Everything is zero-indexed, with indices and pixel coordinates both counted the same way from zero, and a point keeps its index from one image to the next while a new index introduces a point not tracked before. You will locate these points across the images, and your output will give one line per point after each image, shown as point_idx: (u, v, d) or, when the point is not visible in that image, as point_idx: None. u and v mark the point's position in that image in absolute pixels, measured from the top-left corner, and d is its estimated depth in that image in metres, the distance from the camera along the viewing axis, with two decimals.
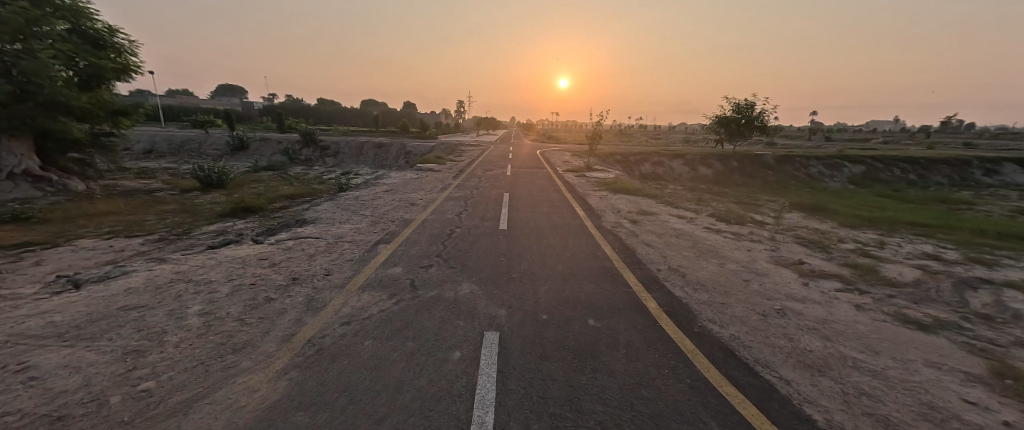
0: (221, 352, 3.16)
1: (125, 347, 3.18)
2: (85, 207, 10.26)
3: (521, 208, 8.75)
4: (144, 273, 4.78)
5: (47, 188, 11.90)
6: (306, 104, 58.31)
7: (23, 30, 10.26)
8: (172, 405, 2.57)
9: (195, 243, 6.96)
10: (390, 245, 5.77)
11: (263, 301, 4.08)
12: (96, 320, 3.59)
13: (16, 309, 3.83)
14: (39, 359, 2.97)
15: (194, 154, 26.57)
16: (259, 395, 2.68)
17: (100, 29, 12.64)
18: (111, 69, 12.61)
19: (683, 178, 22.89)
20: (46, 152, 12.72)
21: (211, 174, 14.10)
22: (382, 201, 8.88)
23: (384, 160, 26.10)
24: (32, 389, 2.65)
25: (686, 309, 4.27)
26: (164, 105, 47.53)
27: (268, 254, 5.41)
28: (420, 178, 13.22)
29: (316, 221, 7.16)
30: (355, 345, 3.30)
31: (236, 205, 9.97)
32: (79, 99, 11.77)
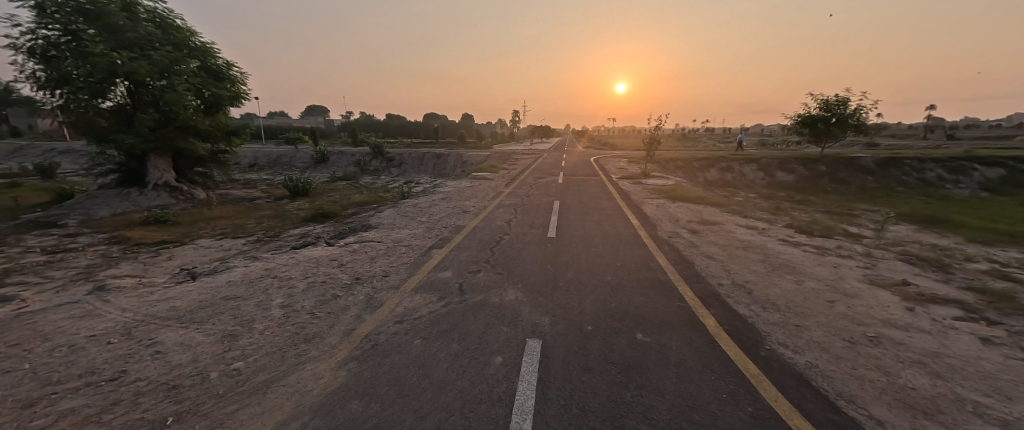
0: (295, 341, 3.58)
1: (224, 331, 3.76)
2: (205, 213, 12.30)
3: (572, 216, 8.66)
4: (242, 269, 5.61)
5: (178, 195, 14.45)
6: (376, 121, 63.84)
7: (167, 69, 12.84)
8: (256, 383, 2.98)
9: (282, 244, 8.00)
10: (442, 250, 6.08)
11: (331, 297, 4.54)
12: (204, 307, 4.30)
13: (151, 294, 4.74)
14: (164, 336, 3.63)
15: (286, 167, 30.44)
16: (323, 382, 3.00)
17: (221, 64, 15.25)
18: (227, 97, 15.00)
19: (756, 185, 20.77)
20: (180, 167, 15.48)
21: (298, 184, 16.04)
22: (438, 208, 9.39)
23: (443, 170, 27.45)
24: (158, 360, 3.25)
25: (752, 330, 3.86)
26: (265, 125, 55.41)
27: (338, 255, 6.02)
28: (474, 185, 13.79)
29: (378, 227, 7.78)
30: (406, 343, 3.52)
31: (316, 211, 11.26)
32: (203, 122, 14.13)
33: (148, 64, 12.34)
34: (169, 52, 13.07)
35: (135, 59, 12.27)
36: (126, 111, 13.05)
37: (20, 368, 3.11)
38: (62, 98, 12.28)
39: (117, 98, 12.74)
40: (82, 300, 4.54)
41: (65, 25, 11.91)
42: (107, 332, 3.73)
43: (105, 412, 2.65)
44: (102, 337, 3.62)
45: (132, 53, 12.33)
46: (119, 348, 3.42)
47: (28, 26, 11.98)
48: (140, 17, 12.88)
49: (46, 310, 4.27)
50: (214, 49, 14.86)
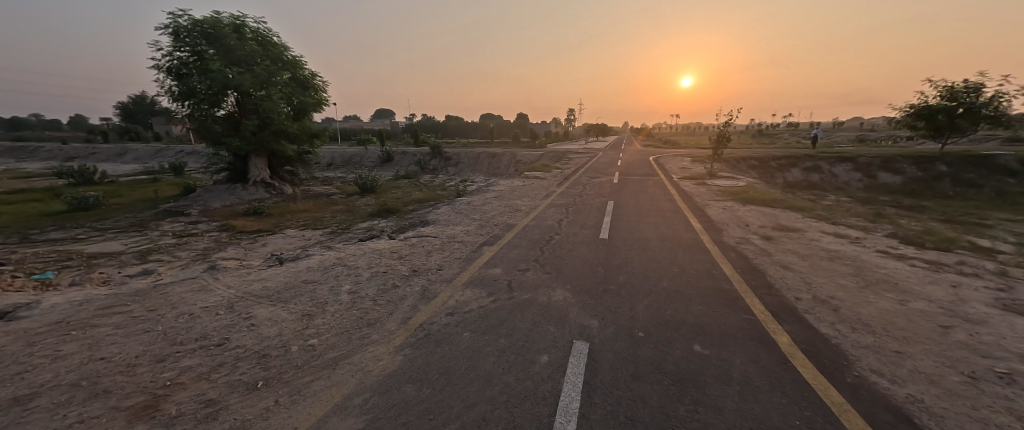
0: (360, 324, 3.92)
1: (302, 311, 4.23)
2: (291, 206, 13.91)
3: (628, 217, 8.31)
4: (318, 257, 6.25)
5: (271, 191, 16.52)
6: (437, 122, 67.07)
7: (266, 80, 14.75)
8: (326, 359, 3.32)
9: (351, 236, 8.78)
10: (493, 247, 6.20)
11: (390, 287, 4.87)
12: (287, 288, 4.87)
13: (248, 275, 5.50)
14: (256, 312, 4.20)
15: (358, 166, 33.25)
16: (381, 364, 3.25)
17: (308, 75, 17.10)
18: (312, 104, 16.79)
19: (849, 187, 18.16)
20: (274, 166, 17.65)
21: (366, 181, 17.44)
22: (490, 206, 9.61)
23: (498, 168, 27.99)
24: (251, 332, 3.76)
25: (835, 352, 3.39)
26: (341, 129, 61.15)
27: (398, 248, 6.44)
28: (527, 184, 13.87)
29: (434, 223, 8.18)
30: (456, 335, 3.67)
31: (381, 207, 12.16)
32: (292, 127, 16.00)
33: (251, 77, 14.30)
34: (267, 66, 15.01)
35: (242, 73, 14.30)
36: (234, 117, 15.25)
37: (155, 329, 3.79)
38: (189, 108, 14.72)
39: (228, 107, 14.95)
40: (198, 277, 5.41)
41: (192, 47, 14.26)
42: (215, 305, 4.39)
43: (212, 372, 3.12)
44: (211, 309, 4.28)
45: (240, 68, 14.37)
46: (223, 319, 4.02)
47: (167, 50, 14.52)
48: (247, 37, 14.97)
49: (173, 283, 5.14)
50: (302, 61, 16.72)
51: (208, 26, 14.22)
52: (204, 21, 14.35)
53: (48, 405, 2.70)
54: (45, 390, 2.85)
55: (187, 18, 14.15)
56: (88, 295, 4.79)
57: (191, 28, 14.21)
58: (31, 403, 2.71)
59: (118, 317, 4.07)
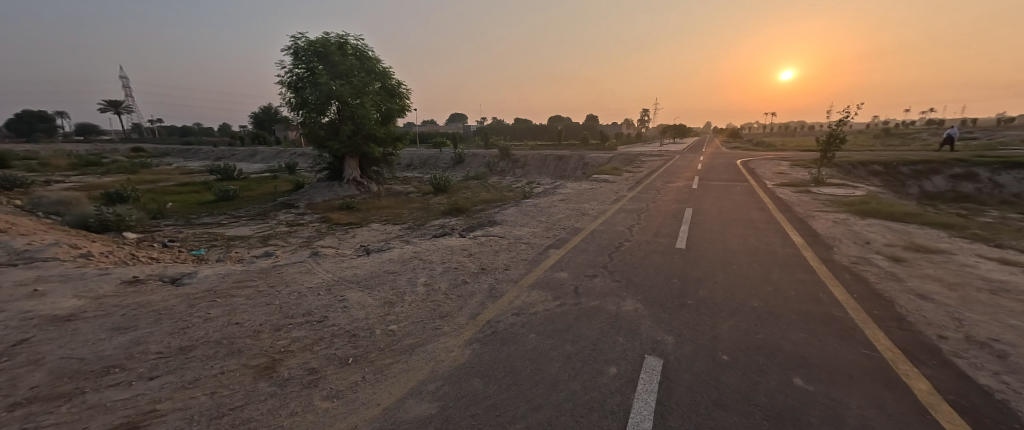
0: (434, 316, 4.17)
1: (383, 298, 4.61)
2: (375, 203, 15.32)
3: (708, 226, 7.63)
4: (397, 250, 6.79)
5: (359, 188, 18.38)
6: (506, 125, 68.95)
7: (360, 90, 16.52)
8: (404, 344, 3.59)
9: (425, 232, 9.38)
10: (559, 250, 6.14)
11: (460, 282, 5.11)
12: (371, 276, 5.37)
13: (341, 262, 6.19)
14: (347, 295, 4.70)
15: (432, 167, 35.43)
16: (452, 355, 3.41)
17: (396, 84, 18.72)
18: (397, 110, 18.32)
19: (1011, 199, 14.44)
20: (364, 167, 19.55)
21: (440, 181, 18.51)
22: (557, 209, 9.55)
23: (564, 171, 27.69)
24: (342, 312, 4.22)
25: (996, 407, 2.66)
26: (419, 133, 65.92)
27: (467, 246, 6.72)
28: (595, 188, 13.50)
29: (502, 223, 8.36)
30: (522, 335, 3.70)
31: (452, 206, 12.81)
32: (379, 131, 17.64)
33: (349, 88, 16.17)
34: (363, 77, 16.85)
35: (343, 85, 16.25)
36: (334, 123, 17.31)
37: (273, 302, 4.45)
38: (300, 117, 17.10)
39: (330, 115, 17.04)
40: (304, 261, 6.24)
41: (306, 64, 16.60)
42: (317, 286, 5.01)
43: (315, 344, 3.56)
44: (314, 289, 4.89)
45: (341, 81, 16.35)
46: (321, 299, 4.57)
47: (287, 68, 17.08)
48: (348, 53, 16.97)
49: (286, 265, 6.00)
50: (391, 72, 18.37)
51: (319, 46, 16.46)
52: (316, 42, 16.65)
53: (201, 356, 3.31)
54: (200, 343, 3.51)
55: (304, 39, 16.55)
56: (225, 269, 5.82)
57: (306, 47, 16.57)
58: (190, 353, 3.35)
59: (248, 288, 4.87)
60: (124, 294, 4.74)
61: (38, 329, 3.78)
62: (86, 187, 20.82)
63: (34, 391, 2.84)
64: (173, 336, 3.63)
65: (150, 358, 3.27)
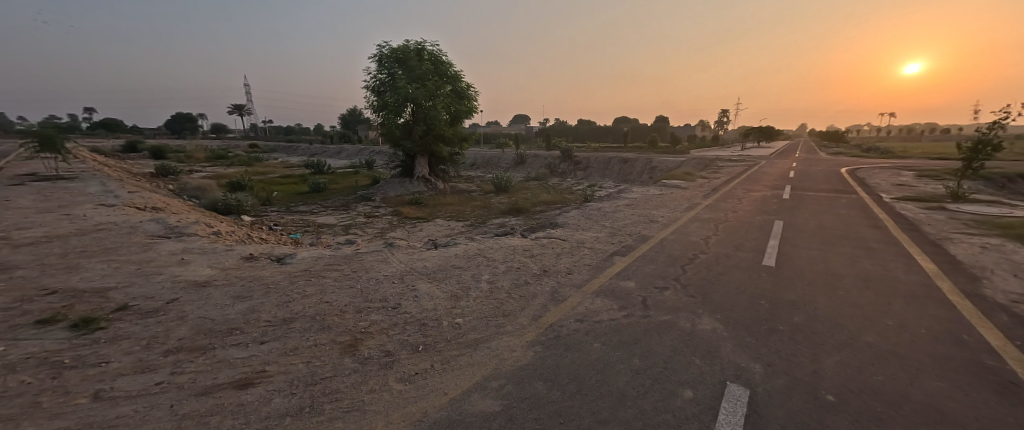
0: (498, 314, 4.25)
1: (450, 292, 4.82)
2: (440, 199, 16.09)
3: (799, 242, 6.76)
4: (462, 246, 7.05)
5: (426, 185, 19.46)
6: (569, 127, 68.38)
7: (432, 92, 17.54)
8: (469, 339, 3.71)
9: (488, 230, 9.64)
10: (625, 258, 5.91)
11: (522, 282, 5.14)
12: (439, 270, 5.64)
13: (413, 253, 6.61)
14: (418, 285, 5.00)
15: (494, 167, 36.36)
16: (516, 355, 3.44)
17: (465, 86, 19.49)
18: (465, 112, 19.08)
19: None
20: (432, 165, 20.65)
21: (502, 181, 18.89)
22: (623, 214, 9.21)
23: (629, 174, 26.60)
24: (414, 302, 4.49)
25: None
26: (483, 133, 68.00)
27: (530, 246, 6.76)
28: (664, 193, 12.78)
29: (564, 226, 8.29)
30: (586, 343, 3.60)
31: (514, 206, 13.02)
32: (447, 131, 18.53)
33: (423, 91, 17.26)
34: (436, 81, 17.83)
35: (418, 88, 17.37)
36: (408, 124, 18.56)
37: (356, 286, 4.89)
38: (379, 118, 18.61)
39: (405, 116, 18.30)
40: (380, 250, 6.77)
41: (387, 70, 18.05)
42: (392, 274, 5.40)
43: (390, 328, 3.83)
44: (389, 278, 5.27)
45: (416, 84, 17.49)
46: (396, 287, 4.91)
47: (371, 74, 18.72)
48: (424, 58, 18.09)
49: (365, 252, 6.57)
50: (461, 75, 19.20)
51: (399, 53, 17.79)
52: (397, 49, 18.02)
53: (298, 328, 3.74)
54: (297, 317, 3.97)
55: (387, 47, 18.00)
56: (317, 252, 6.55)
57: (388, 54, 18.00)
58: (290, 324, 3.81)
59: (336, 271, 5.41)
60: (240, 268, 5.56)
61: (184, 291, 4.62)
62: (215, 176, 25.12)
63: (181, 342, 3.47)
64: (278, 308, 4.17)
65: (261, 325, 3.79)
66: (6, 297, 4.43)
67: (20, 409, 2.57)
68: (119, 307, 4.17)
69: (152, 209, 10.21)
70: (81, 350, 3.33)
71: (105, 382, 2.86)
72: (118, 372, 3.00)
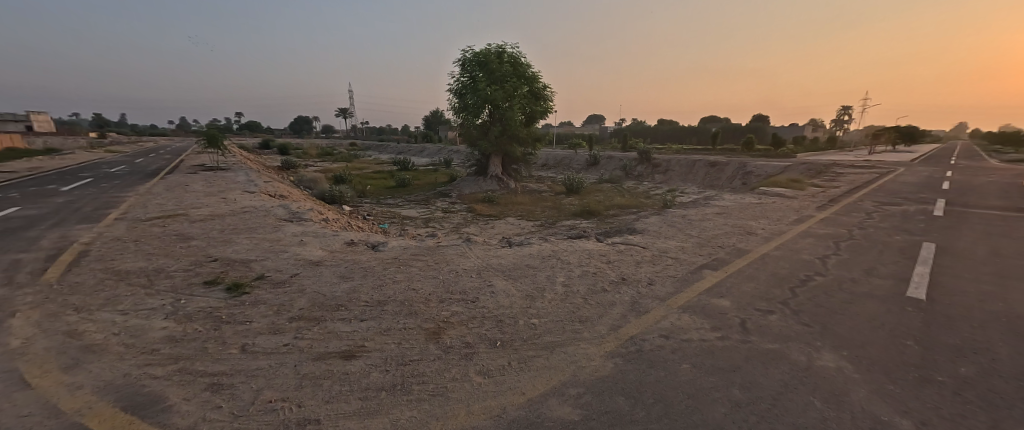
0: (574, 319, 4.12)
1: (525, 291, 4.82)
2: (511, 198, 16.35)
3: (952, 272, 5.43)
4: (537, 246, 7.05)
5: (499, 184, 19.94)
6: (647, 128, 64.78)
7: (510, 94, 17.96)
8: (545, 341, 3.64)
9: (560, 232, 9.52)
10: (716, 273, 5.35)
11: (600, 289, 4.93)
12: (515, 268, 5.70)
13: (489, 250, 6.78)
14: (494, 282, 5.09)
15: (565, 168, 35.93)
16: (594, 364, 3.28)
17: (542, 87, 19.50)
18: (540, 112, 19.15)
19: None
20: (505, 165, 21.09)
21: (573, 182, 18.60)
22: (712, 224, 8.40)
23: (716, 180, 24.20)
24: (491, 297, 4.57)
25: None
26: (555, 134, 67.65)
27: (606, 252, 6.50)
28: (762, 202, 11.37)
29: (643, 232, 7.83)
30: (673, 361, 3.31)
31: (587, 209, 12.70)
32: (522, 131, 18.79)
33: (501, 93, 17.80)
34: (514, 82, 18.20)
35: (496, 90, 17.95)
36: (485, 124, 19.23)
37: (438, 276, 5.16)
38: (459, 119, 19.59)
39: (483, 117, 19.01)
40: (459, 244, 7.07)
41: (469, 73, 18.92)
42: (470, 268, 5.59)
43: (469, 321, 3.95)
44: (467, 271, 5.46)
45: (495, 86, 18.06)
46: (474, 282, 5.05)
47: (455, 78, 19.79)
48: (504, 60, 18.55)
49: (445, 246, 6.92)
50: (539, 76, 19.29)
51: (481, 56, 18.53)
52: (479, 53, 18.79)
53: (390, 311, 4.05)
54: (389, 301, 4.30)
55: (470, 52, 18.87)
56: (403, 242, 7.08)
57: (471, 58, 18.83)
58: (384, 307, 4.14)
59: (421, 261, 5.78)
60: (341, 251, 6.25)
61: (303, 267, 5.35)
62: (322, 169, 28.95)
63: (300, 311, 4.00)
64: (374, 290, 4.58)
65: (360, 304, 4.19)
66: (184, 260, 5.63)
67: (194, 351, 3.23)
68: (258, 276, 5.00)
69: (278, 195, 12.12)
70: (232, 309, 4.05)
71: (248, 338, 3.43)
72: (256, 331, 3.57)
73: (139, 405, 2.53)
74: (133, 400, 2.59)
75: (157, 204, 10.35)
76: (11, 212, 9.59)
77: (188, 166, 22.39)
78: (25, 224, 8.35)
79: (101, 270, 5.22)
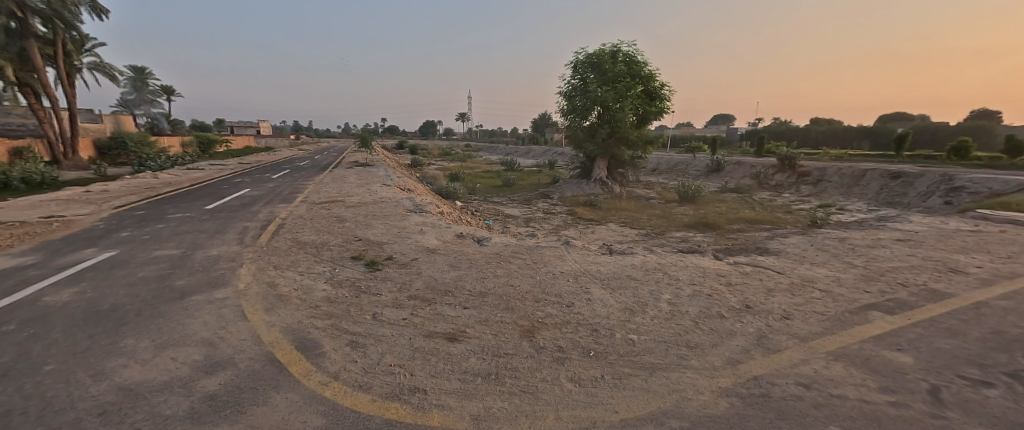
0: (681, 342, 3.67)
1: (625, 304, 4.51)
2: (615, 203, 15.62)
3: None
4: (641, 256, 6.56)
5: (603, 187, 19.24)
6: (793, 129, 54.10)
7: (622, 94, 17.16)
8: (645, 361, 3.33)
9: (669, 244, 8.66)
10: (889, 317, 4.12)
11: (716, 314, 4.29)
12: (615, 277, 5.39)
13: (589, 255, 6.58)
14: (592, 289, 4.90)
15: (681, 174, 32.59)
16: (703, 399, 2.85)
17: (658, 85, 17.98)
18: (654, 113, 17.75)
19: None
20: (611, 168, 20.19)
21: (689, 190, 16.75)
22: (883, 252, 6.52)
23: (893, 195, 18.79)
24: (588, 305, 4.41)
25: None
26: (672, 136, 61.91)
27: (727, 272, 5.63)
28: (971, 230, 8.35)
29: (779, 254, 6.55)
30: (813, 417, 2.65)
31: (703, 221, 11.30)
32: (632, 134, 17.76)
33: (613, 93, 17.16)
34: (627, 82, 17.31)
35: (607, 91, 17.37)
36: (593, 127, 18.78)
37: (535, 276, 5.23)
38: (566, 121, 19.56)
39: (591, 119, 18.62)
40: (557, 246, 7.05)
41: (581, 75, 18.71)
42: (567, 272, 5.51)
43: (564, 325, 3.87)
44: (565, 275, 5.39)
45: (607, 87, 17.48)
46: (571, 286, 4.95)
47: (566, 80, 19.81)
48: (618, 60, 17.71)
49: (544, 246, 6.98)
50: (656, 74, 17.89)
51: (595, 57, 18.07)
52: (593, 54, 18.38)
53: (490, 303, 4.26)
54: (489, 293, 4.52)
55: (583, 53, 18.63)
56: (505, 239, 7.42)
57: (583, 60, 18.59)
58: (484, 298, 4.38)
59: (520, 259, 5.95)
60: (452, 242, 6.86)
61: (421, 253, 6.05)
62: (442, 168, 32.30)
63: (417, 292, 4.52)
64: (477, 281, 4.89)
65: (464, 293, 4.51)
66: (339, 237, 6.97)
67: (338, 312, 3.94)
68: (387, 257, 5.84)
69: (406, 189, 14.05)
70: (368, 281, 4.83)
71: (376, 309, 4.02)
72: (384, 303, 4.18)
73: (304, 347, 3.22)
74: (296, 342, 3.30)
75: (324, 192, 13.11)
76: (243, 192, 13.40)
77: (347, 162, 27.74)
78: (249, 200, 11.57)
79: (289, 239, 6.86)
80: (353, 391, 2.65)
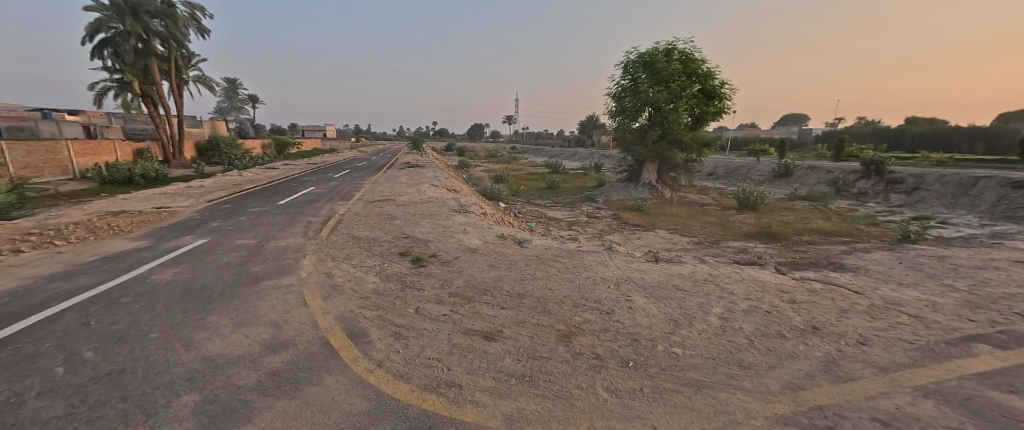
0: (731, 361, 3.40)
1: (671, 314, 4.27)
2: (666, 209, 14.86)
3: None
4: (691, 266, 6.17)
5: (652, 191, 18.40)
6: (882, 130, 47.58)
7: (676, 94, 16.29)
8: (689, 377, 3.13)
9: (723, 254, 8.05)
10: (999, 352, 3.47)
11: (774, 333, 3.91)
12: (660, 287, 5.13)
13: (632, 262, 6.33)
14: (634, 297, 4.70)
15: (742, 179, 30.12)
16: (755, 424, 2.61)
17: (717, 84, 16.80)
18: (712, 113, 16.62)
19: None
20: (662, 172, 19.24)
21: (750, 197, 15.44)
22: (995, 275, 5.50)
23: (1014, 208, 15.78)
24: (629, 313, 4.24)
25: None
26: (734, 139, 57.44)
27: (791, 288, 5.10)
28: None
29: (855, 271, 5.80)
30: None
31: (765, 231, 10.35)
32: (686, 136, 16.78)
33: (665, 94, 16.35)
34: (682, 82, 16.40)
35: (659, 91, 16.59)
36: (643, 128, 18.04)
37: (575, 281, 5.14)
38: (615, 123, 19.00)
39: (641, 120, 17.90)
40: (599, 251, 6.87)
41: (631, 75, 18.08)
42: (609, 278, 5.34)
43: (602, 333, 3.77)
44: (605, 281, 5.24)
45: (659, 87, 16.70)
46: (611, 293, 4.80)
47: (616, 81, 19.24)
48: (673, 58, 16.81)
49: (585, 251, 6.84)
50: (715, 72, 16.74)
51: (647, 57, 17.34)
52: (645, 53, 17.65)
53: (527, 305, 4.26)
54: (527, 295, 4.53)
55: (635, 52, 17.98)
56: (546, 242, 7.38)
57: (635, 59, 17.94)
58: (522, 300, 4.39)
59: (560, 263, 5.89)
60: (493, 243, 6.98)
61: (463, 252, 6.23)
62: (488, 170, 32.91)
63: (457, 289, 4.66)
64: (516, 283, 4.92)
65: (502, 293, 4.56)
66: (389, 234, 7.39)
67: (384, 304, 4.18)
68: (431, 255, 6.08)
69: (453, 190, 14.53)
70: (413, 277, 5.07)
71: (419, 303, 4.21)
72: (426, 298, 4.36)
73: (354, 335, 3.47)
74: (347, 329, 3.56)
75: (379, 191, 13.99)
76: (310, 190, 14.73)
77: (400, 164, 29.31)
78: (315, 197, 12.69)
79: (346, 234, 7.42)
80: (395, 380, 2.79)
